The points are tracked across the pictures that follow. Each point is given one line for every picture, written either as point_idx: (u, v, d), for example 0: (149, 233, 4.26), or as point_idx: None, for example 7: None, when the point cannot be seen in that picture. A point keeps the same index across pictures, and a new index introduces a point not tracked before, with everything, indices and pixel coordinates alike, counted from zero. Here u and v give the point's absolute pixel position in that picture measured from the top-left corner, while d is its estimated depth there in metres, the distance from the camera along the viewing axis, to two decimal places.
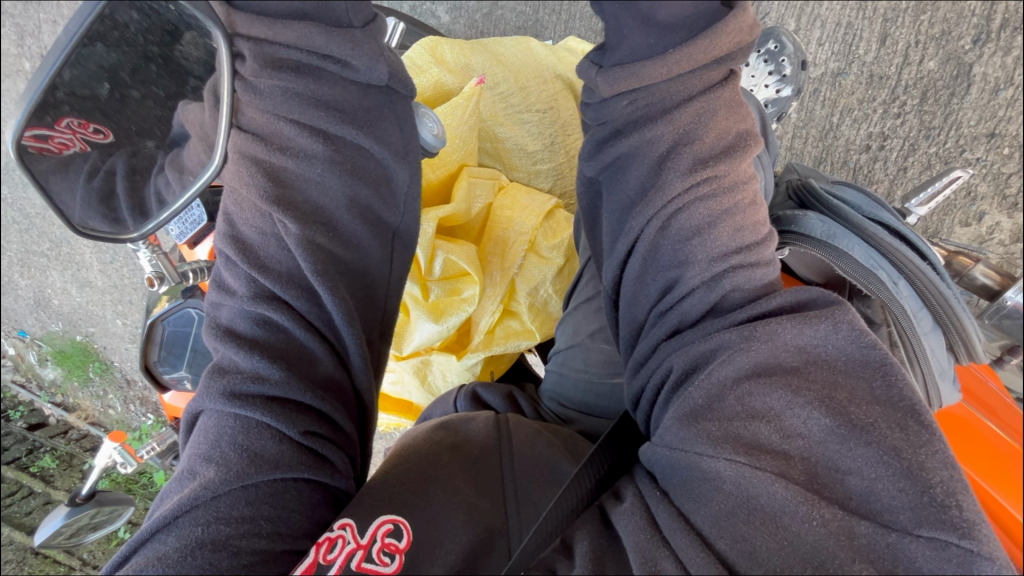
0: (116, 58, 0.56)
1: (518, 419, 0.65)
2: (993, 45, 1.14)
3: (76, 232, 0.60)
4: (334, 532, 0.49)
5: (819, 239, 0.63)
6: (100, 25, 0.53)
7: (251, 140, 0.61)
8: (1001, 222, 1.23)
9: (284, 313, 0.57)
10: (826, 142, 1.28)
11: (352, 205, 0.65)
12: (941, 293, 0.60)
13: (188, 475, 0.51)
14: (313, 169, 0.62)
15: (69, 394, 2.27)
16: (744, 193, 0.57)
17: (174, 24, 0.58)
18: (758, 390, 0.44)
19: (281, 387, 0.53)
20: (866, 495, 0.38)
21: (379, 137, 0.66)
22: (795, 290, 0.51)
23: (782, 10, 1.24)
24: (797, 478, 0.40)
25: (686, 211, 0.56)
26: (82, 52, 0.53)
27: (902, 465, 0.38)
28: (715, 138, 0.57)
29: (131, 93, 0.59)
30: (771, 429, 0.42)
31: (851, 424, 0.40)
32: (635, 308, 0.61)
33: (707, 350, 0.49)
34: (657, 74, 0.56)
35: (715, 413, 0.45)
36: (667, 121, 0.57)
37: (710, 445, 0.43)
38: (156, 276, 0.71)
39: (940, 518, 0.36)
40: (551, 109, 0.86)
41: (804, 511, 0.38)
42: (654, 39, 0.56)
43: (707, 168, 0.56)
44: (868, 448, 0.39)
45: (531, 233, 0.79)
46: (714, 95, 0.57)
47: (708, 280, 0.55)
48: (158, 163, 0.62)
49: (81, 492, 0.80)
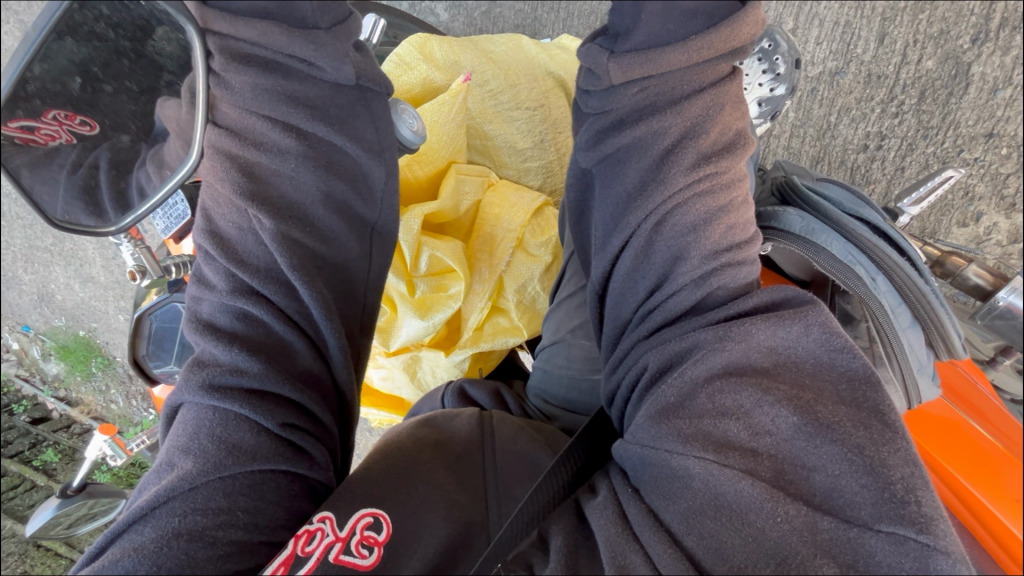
0: (87, 53, 0.55)
1: (502, 415, 0.64)
2: (992, 44, 1.13)
3: (56, 225, 0.59)
4: (313, 525, 0.50)
5: (799, 235, 0.65)
6: (71, 18, 0.52)
7: (224, 136, 0.63)
8: (999, 223, 1.23)
9: (263, 307, 0.59)
10: (823, 141, 1.27)
11: (326, 200, 0.66)
12: (920, 289, 0.61)
13: (167, 466, 0.52)
14: (286, 165, 0.64)
15: (71, 389, 2.28)
16: (738, 190, 0.57)
17: (145, 18, 0.57)
18: (728, 388, 0.44)
19: (260, 380, 0.55)
20: (829, 490, 0.39)
21: (351, 135, 0.67)
22: (772, 289, 0.51)
23: (780, 9, 1.24)
24: (764, 475, 0.40)
25: (685, 206, 0.56)
26: (52, 46, 0.51)
27: (865, 462, 0.38)
28: (718, 133, 0.57)
29: (103, 88, 0.57)
30: (740, 426, 0.42)
31: (818, 423, 0.41)
32: (623, 305, 0.61)
33: (682, 349, 0.50)
34: (676, 61, 0.55)
35: (687, 412, 0.45)
36: (675, 113, 0.57)
37: (680, 443, 0.43)
38: (138, 269, 0.69)
39: (899, 514, 0.36)
40: (541, 108, 0.87)
41: (769, 508, 0.38)
42: (674, 25, 0.55)
43: (710, 164, 0.56)
44: (833, 446, 0.39)
45: (519, 231, 0.79)
46: (724, 87, 0.57)
47: (698, 277, 0.55)
48: (141, 156, 0.62)
49: (71, 485, 0.80)
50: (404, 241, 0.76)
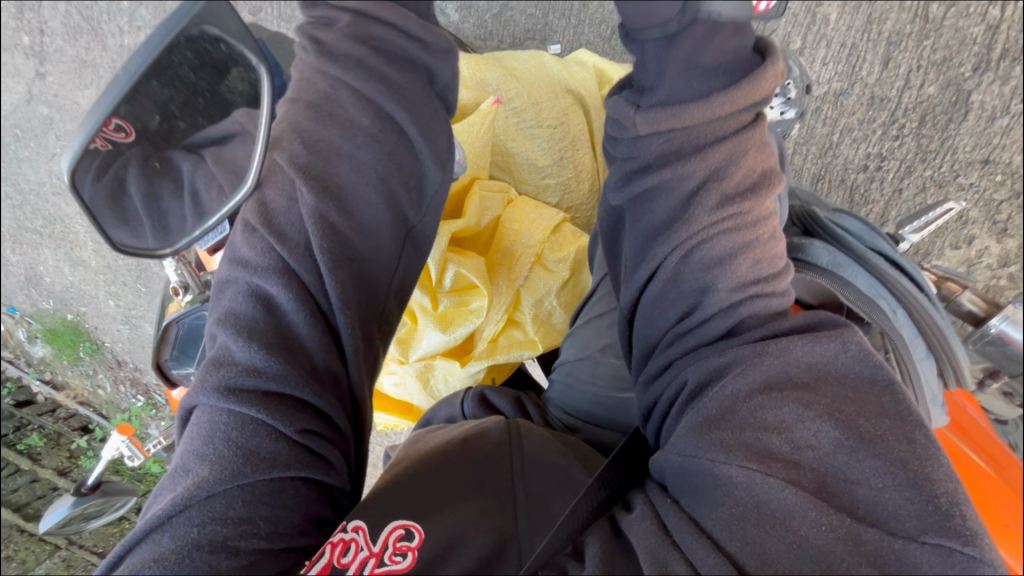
0: (167, 93, 0.51)
1: (527, 425, 0.68)
2: (992, 74, 1.17)
3: (115, 250, 0.56)
4: (347, 533, 0.52)
5: (826, 267, 0.69)
6: (163, 60, 0.47)
7: (281, 141, 0.64)
8: (990, 246, 1.27)
9: (292, 296, 0.57)
10: (825, 160, 1.31)
11: (384, 199, 0.66)
12: (935, 322, 0.65)
13: (183, 472, 0.51)
14: (335, 169, 0.64)
15: (58, 372, 2.26)
16: (765, 227, 0.59)
17: (225, 60, 0.55)
18: (769, 404, 0.47)
19: (278, 382, 0.53)
20: (873, 504, 0.41)
21: (393, 149, 0.67)
22: (806, 313, 0.55)
23: (789, 29, 1.27)
24: (807, 486, 0.43)
25: (709, 241, 0.59)
26: (139, 90, 0.47)
27: (908, 475, 0.42)
28: (742, 176, 0.59)
29: (178, 126, 0.55)
30: (781, 440, 0.45)
31: (860, 437, 0.44)
32: (651, 329, 0.64)
33: (721, 365, 0.54)
34: (700, 115, 0.59)
35: (728, 424, 0.48)
36: (700, 159, 0.59)
37: (723, 452, 0.46)
38: (181, 285, 0.73)
39: (944, 526, 0.39)
40: (561, 126, 0.88)
41: (813, 517, 0.40)
42: (696, 83, 0.60)
43: (733, 205, 0.59)
44: (877, 460, 0.42)
45: (538, 246, 0.81)
46: (746, 135, 0.59)
47: (726, 307, 0.57)
48: (185, 181, 0.57)
49: (87, 483, 0.80)
50: (430, 257, 0.78)
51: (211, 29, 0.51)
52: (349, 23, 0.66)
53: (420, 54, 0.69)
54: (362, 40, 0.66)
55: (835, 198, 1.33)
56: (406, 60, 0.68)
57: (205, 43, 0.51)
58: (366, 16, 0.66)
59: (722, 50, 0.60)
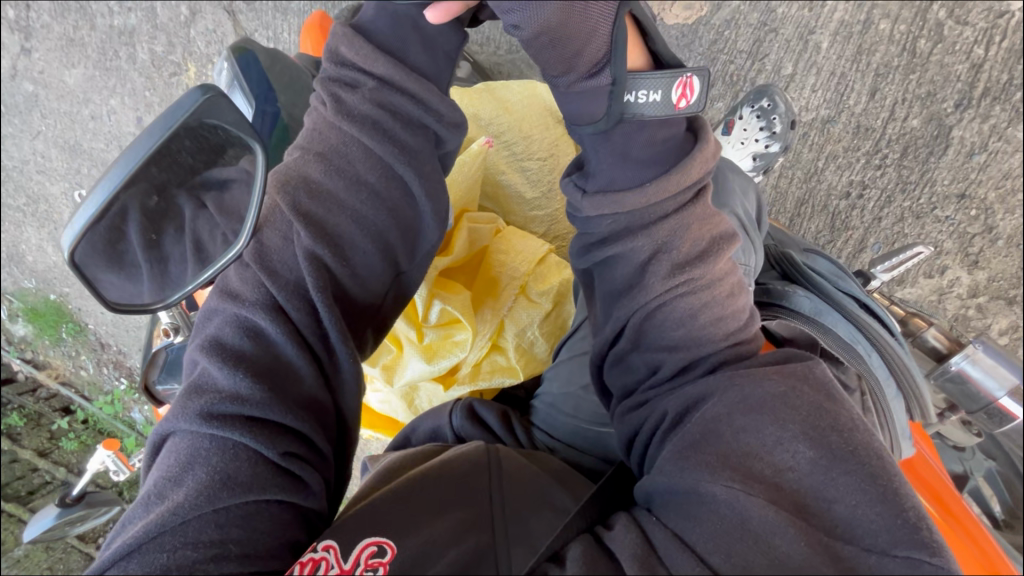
0: (166, 176, 0.53)
1: (507, 450, 0.70)
2: (974, 111, 1.22)
3: (112, 309, 0.57)
4: (318, 554, 0.54)
5: (808, 314, 0.77)
6: (158, 149, 0.50)
7: (291, 178, 0.65)
8: (961, 277, 1.33)
9: (281, 326, 0.59)
10: (809, 184, 1.32)
11: (379, 241, 0.67)
12: (900, 360, 0.76)
13: (156, 499, 0.52)
14: (343, 206, 0.65)
15: (38, 352, 2.15)
16: (721, 287, 0.66)
17: (221, 143, 0.56)
18: (750, 425, 0.56)
19: (260, 408, 0.56)
20: (849, 520, 0.50)
21: (392, 211, 0.68)
22: (776, 350, 0.65)
23: (780, 54, 1.26)
24: (787, 506, 0.51)
25: (669, 305, 0.65)
26: (137, 174, 0.50)
27: (878, 491, 0.51)
28: (689, 246, 0.66)
29: (178, 207, 0.56)
30: (764, 465, 0.54)
31: (832, 455, 0.53)
32: (628, 377, 0.70)
33: (698, 393, 0.62)
34: (636, 201, 0.66)
35: (712, 446, 0.56)
36: (646, 235, 0.66)
37: (709, 473, 0.54)
38: (172, 327, 0.83)
39: (914, 538, 0.48)
40: (550, 157, 0.92)
41: (791, 533, 0.49)
42: (633, 172, 0.67)
43: (684, 273, 0.65)
44: (847, 477, 0.52)
45: (523, 278, 0.85)
46: (687, 211, 0.66)
47: (693, 359, 0.65)
48: (183, 232, 0.57)
49: (71, 494, 0.83)
50: (418, 291, 0.81)
51: (210, 120, 0.54)
52: (373, 88, 0.65)
53: (432, 122, 0.68)
54: (382, 107, 0.65)
55: (816, 224, 1.34)
56: (417, 124, 0.68)
57: (201, 129, 0.53)
58: (393, 84, 0.66)
59: (652, 140, 0.67)
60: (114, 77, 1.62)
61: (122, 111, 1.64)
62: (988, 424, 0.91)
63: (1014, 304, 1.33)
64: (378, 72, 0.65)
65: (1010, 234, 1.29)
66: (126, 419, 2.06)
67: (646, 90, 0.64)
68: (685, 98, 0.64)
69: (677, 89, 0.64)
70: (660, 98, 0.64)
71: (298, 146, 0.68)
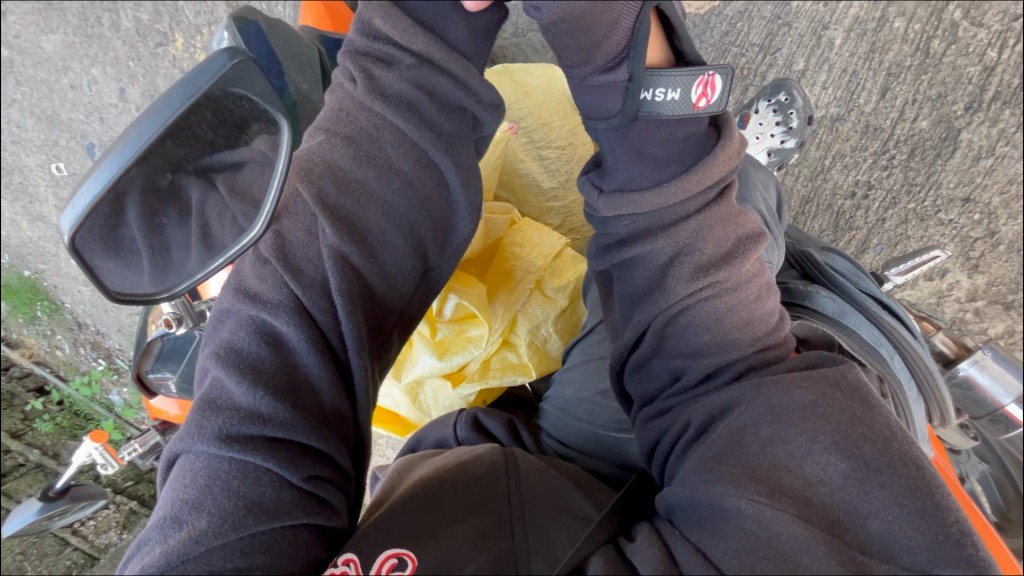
0: (182, 152, 0.48)
1: (523, 454, 0.67)
2: (983, 115, 1.18)
3: (114, 299, 0.52)
4: (338, 568, 0.50)
5: (831, 316, 0.74)
6: (179, 124, 0.45)
7: (314, 163, 0.61)
8: (961, 280, 1.30)
9: (292, 324, 0.54)
10: (815, 183, 1.27)
11: (411, 236, 0.64)
12: (925, 364, 0.73)
13: (173, 524, 0.48)
14: (367, 197, 0.61)
15: (12, 328, 1.94)
16: (748, 289, 0.59)
17: (245, 117, 0.52)
18: (779, 436, 0.50)
19: (284, 428, 0.51)
20: (884, 537, 0.44)
21: (424, 199, 0.64)
22: (804, 353, 0.58)
23: (792, 48, 1.21)
24: (817, 522, 0.46)
25: (692, 310, 0.60)
26: (153, 150, 0.45)
27: (916, 505, 0.45)
28: (713, 247, 0.59)
29: (192, 184, 0.52)
30: (792, 477, 0.48)
31: (866, 467, 0.47)
32: (646, 385, 0.65)
33: (723, 402, 0.56)
34: (654, 202, 0.59)
35: (738, 457, 0.51)
36: (667, 237, 0.60)
37: (734, 486, 0.49)
38: (175, 318, 0.71)
39: (955, 556, 0.43)
40: (568, 148, 0.99)
41: (822, 551, 0.43)
42: (650, 171, 0.60)
43: (708, 276, 0.59)
44: (883, 491, 0.46)
45: (539, 273, 0.86)
46: (710, 211, 0.59)
47: (720, 365, 0.59)
48: (192, 214, 0.53)
49: (55, 487, 0.77)
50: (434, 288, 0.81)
51: (235, 90, 0.49)
52: (412, 66, 0.60)
53: (471, 104, 0.64)
54: (419, 87, 0.61)
55: (820, 223, 1.29)
56: (455, 106, 0.64)
57: (225, 102, 0.49)
58: (432, 63, 0.60)
59: (670, 139, 0.59)
60: (95, 45, 1.52)
61: (103, 80, 1.55)
62: (993, 430, 0.88)
63: (1011, 309, 1.31)
64: (416, 48, 0.60)
65: (1012, 239, 1.25)
66: (103, 401, 1.93)
67: (664, 88, 0.56)
68: (706, 97, 0.56)
69: (698, 87, 0.56)
70: (679, 96, 0.56)
71: (319, 129, 0.64)
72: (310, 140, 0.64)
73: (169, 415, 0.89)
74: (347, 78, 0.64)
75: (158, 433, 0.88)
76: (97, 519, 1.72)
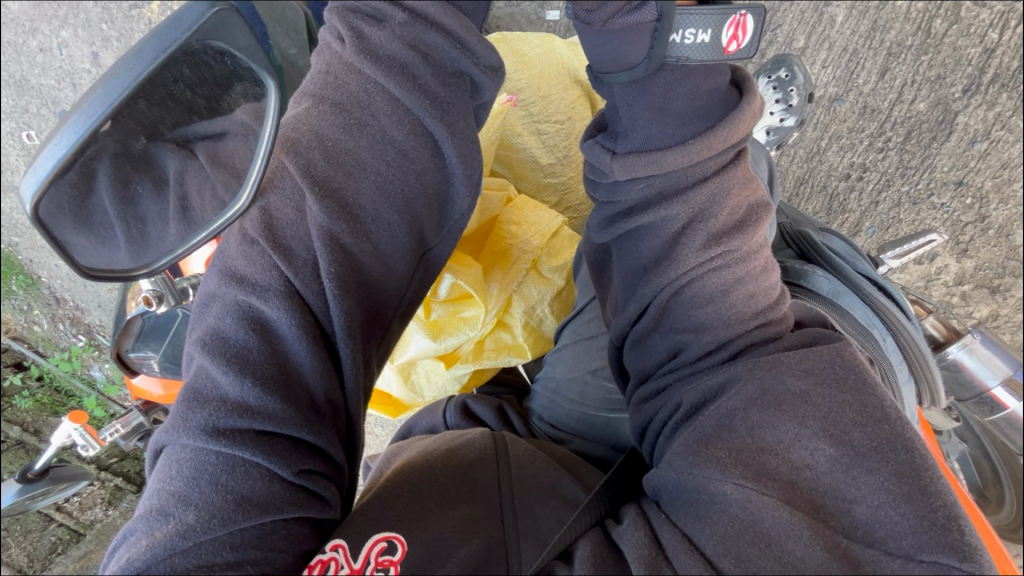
0: (158, 114, 0.45)
1: (513, 436, 0.66)
2: (980, 97, 1.14)
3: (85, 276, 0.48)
4: (326, 554, 0.49)
5: (825, 296, 0.72)
6: (151, 84, 0.41)
7: (302, 134, 0.58)
8: (950, 265, 1.30)
9: (273, 303, 0.51)
10: (810, 164, 1.26)
11: (407, 215, 0.61)
12: (919, 348, 0.72)
13: (160, 516, 0.46)
14: (357, 174, 0.59)
15: None
16: (756, 260, 0.58)
17: (228, 75, 0.48)
18: (768, 421, 0.49)
19: (274, 422, 0.49)
20: (870, 523, 0.43)
21: (418, 172, 0.61)
22: (800, 331, 0.56)
23: (793, 25, 1.18)
24: (803, 507, 0.45)
25: (699, 282, 0.58)
26: (125, 110, 0.41)
27: (902, 491, 0.43)
28: (727, 215, 0.57)
29: (168, 146, 0.49)
30: (779, 461, 0.47)
31: (853, 452, 0.45)
32: (641, 363, 0.64)
33: (717, 384, 0.55)
34: (677, 162, 0.56)
35: (725, 442, 0.49)
36: (682, 202, 0.57)
37: (719, 471, 0.47)
38: (154, 295, 0.64)
39: (943, 542, 0.40)
40: (567, 121, 0.97)
41: (806, 537, 0.42)
42: (672, 129, 0.57)
43: (721, 245, 0.57)
44: (871, 476, 0.44)
45: (536, 253, 0.86)
46: (727, 175, 0.57)
47: (716, 347, 0.58)
48: (168, 178, 0.50)
49: (33, 469, 0.73)
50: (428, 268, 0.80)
51: (216, 42, 0.44)
52: (405, 22, 0.58)
53: (469, 67, 0.61)
54: (413, 48, 0.58)
55: (813, 205, 1.29)
56: (451, 71, 0.61)
57: (204, 59, 0.45)
58: (426, 19, 0.58)
59: (695, 93, 0.57)
60: (65, 6, 1.45)
61: (75, 44, 1.45)
62: (976, 411, 0.88)
63: (997, 293, 1.30)
64: (410, 4, 0.58)
65: (1002, 223, 1.23)
66: (84, 376, 1.80)
67: (694, 29, 0.53)
68: (736, 41, 0.53)
69: (728, 29, 0.53)
70: (710, 39, 0.53)
71: (307, 93, 0.61)
72: (297, 106, 0.61)
73: (153, 394, 0.87)
74: (334, 38, 0.60)
75: (141, 413, 0.85)
76: (83, 496, 1.69)
